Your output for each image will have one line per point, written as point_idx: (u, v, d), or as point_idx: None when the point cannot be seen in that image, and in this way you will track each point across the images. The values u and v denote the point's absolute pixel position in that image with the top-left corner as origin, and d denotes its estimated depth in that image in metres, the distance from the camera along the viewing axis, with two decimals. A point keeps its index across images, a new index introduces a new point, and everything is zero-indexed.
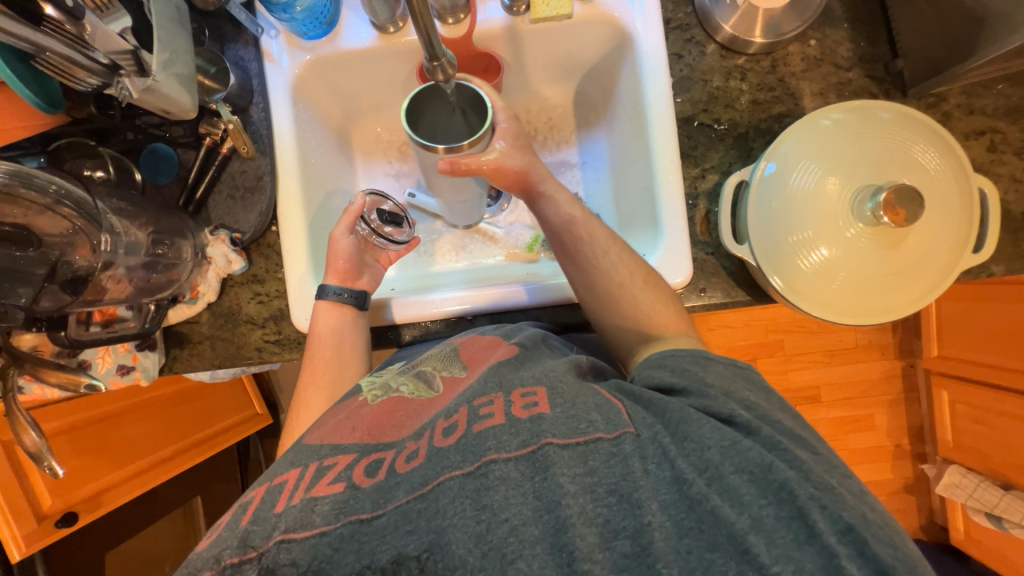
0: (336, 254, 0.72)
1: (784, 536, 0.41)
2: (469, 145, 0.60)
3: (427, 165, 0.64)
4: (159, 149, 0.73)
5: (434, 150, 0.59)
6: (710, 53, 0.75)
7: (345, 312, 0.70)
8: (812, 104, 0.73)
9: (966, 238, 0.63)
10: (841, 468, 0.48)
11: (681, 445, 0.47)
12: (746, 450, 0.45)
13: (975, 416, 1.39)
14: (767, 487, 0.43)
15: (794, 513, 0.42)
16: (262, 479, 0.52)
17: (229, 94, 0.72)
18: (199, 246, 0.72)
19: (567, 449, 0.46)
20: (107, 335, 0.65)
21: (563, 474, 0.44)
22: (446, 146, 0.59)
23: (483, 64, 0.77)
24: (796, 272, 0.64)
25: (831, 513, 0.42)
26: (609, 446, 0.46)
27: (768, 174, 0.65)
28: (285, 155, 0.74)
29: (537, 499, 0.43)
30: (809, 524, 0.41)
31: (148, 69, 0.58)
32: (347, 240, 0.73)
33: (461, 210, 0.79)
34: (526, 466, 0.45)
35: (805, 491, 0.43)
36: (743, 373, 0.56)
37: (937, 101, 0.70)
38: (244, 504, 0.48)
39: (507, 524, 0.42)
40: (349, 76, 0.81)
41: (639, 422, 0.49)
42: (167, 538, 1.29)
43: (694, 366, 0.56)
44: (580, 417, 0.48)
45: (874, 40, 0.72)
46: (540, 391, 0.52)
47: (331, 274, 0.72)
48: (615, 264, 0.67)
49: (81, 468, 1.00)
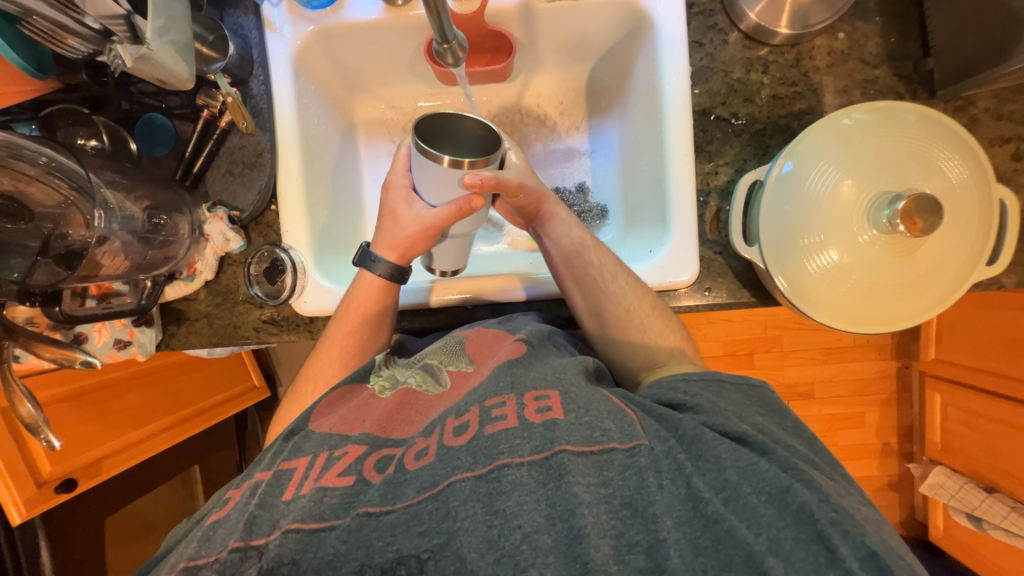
0: (399, 227, 0.60)
1: (803, 560, 0.41)
2: (472, 165, 0.49)
3: (430, 188, 0.54)
4: (155, 120, 0.71)
5: (437, 161, 0.49)
6: (732, 42, 0.71)
7: (386, 287, 0.65)
8: (834, 101, 0.70)
9: (979, 257, 0.61)
10: (850, 488, 0.48)
11: (698, 463, 0.47)
12: (763, 471, 0.45)
13: (964, 419, 1.41)
14: (786, 509, 0.43)
15: (813, 536, 0.42)
16: (266, 463, 0.54)
17: (228, 64, 0.69)
18: (195, 222, 0.70)
19: (581, 456, 0.46)
20: (103, 310, 0.64)
21: (578, 483, 0.44)
22: (451, 158, 0.49)
23: (495, 43, 0.74)
24: (804, 276, 0.62)
25: (852, 538, 0.42)
26: (623, 458, 0.46)
27: (784, 173, 0.63)
28: (286, 132, 0.72)
29: (550, 506, 0.44)
30: (830, 549, 0.41)
31: (142, 36, 0.55)
32: (417, 227, 0.59)
33: (445, 250, 0.65)
34: (539, 473, 0.45)
35: (826, 515, 0.42)
36: (751, 396, 0.56)
37: (965, 105, 0.68)
38: (251, 489, 0.51)
39: (520, 531, 0.42)
40: (353, 48, 0.77)
41: (653, 434, 0.48)
42: (169, 502, 1.32)
43: (707, 392, 0.54)
44: (594, 426, 0.48)
45: (905, 36, 0.69)
46: (553, 395, 0.52)
47: (383, 243, 0.63)
48: (623, 290, 0.65)
49: (83, 436, 1.02)
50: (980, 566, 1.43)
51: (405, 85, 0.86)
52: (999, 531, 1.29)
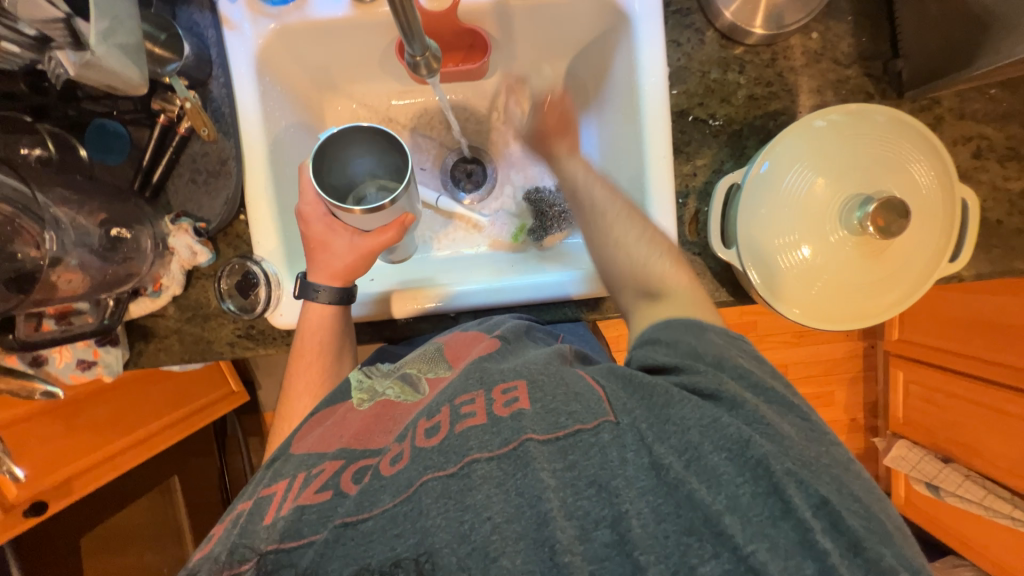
0: (335, 256, 0.64)
1: (759, 514, 0.40)
2: (391, 202, 0.58)
3: (354, 222, 0.62)
4: (107, 125, 0.66)
5: (352, 212, 0.57)
6: (709, 41, 0.71)
7: (336, 311, 0.66)
8: (808, 101, 0.71)
9: (941, 257, 0.64)
10: (814, 433, 0.46)
11: (661, 428, 0.44)
12: (724, 427, 0.43)
13: (925, 395, 1.49)
14: (745, 464, 0.41)
15: (770, 490, 0.40)
16: (247, 494, 0.52)
17: (185, 65, 0.65)
18: (159, 234, 0.67)
19: (547, 443, 0.44)
20: (62, 334, 0.60)
21: (544, 469, 0.43)
22: (361, 207, 0.57)
23: (469, 41, 0.72)
24: (778, 276, 0.64)
25: (806, 487, 0.41)
26: (589, 437, 0.44)
27: (762, 172, 0.64)
28: (250, 138, 0.68)
29: (519, 495, 0.42)
30: (785, 501, 0.40)
31: (85, 42, 0.50)
32: (355, 254, 0.64)
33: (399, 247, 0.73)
34: (507, 465, 0.44)
35: (782, 466, 0.41)
36: (729, 340, 0.52)
37: (931, 104, 0.70)
38: (233, 520, 0.50)
39: (490, 522, 0.41)
40: (319, 46, 0.73)
41: (621, 409, 0.46)
42: (151, 514, 1.28)
43: (686, 337, 0.52)
44: (560, 410, 0.46)
45: (877, 36, 0.70)
46: (521, 385, 0.50)
47: (321, 272, 0.64)
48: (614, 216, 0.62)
49: (49, 457, 0.96)
50: (936, 529, 1.55)
51: (377, 83, 0.82)
52: (953, 498, 1.39)
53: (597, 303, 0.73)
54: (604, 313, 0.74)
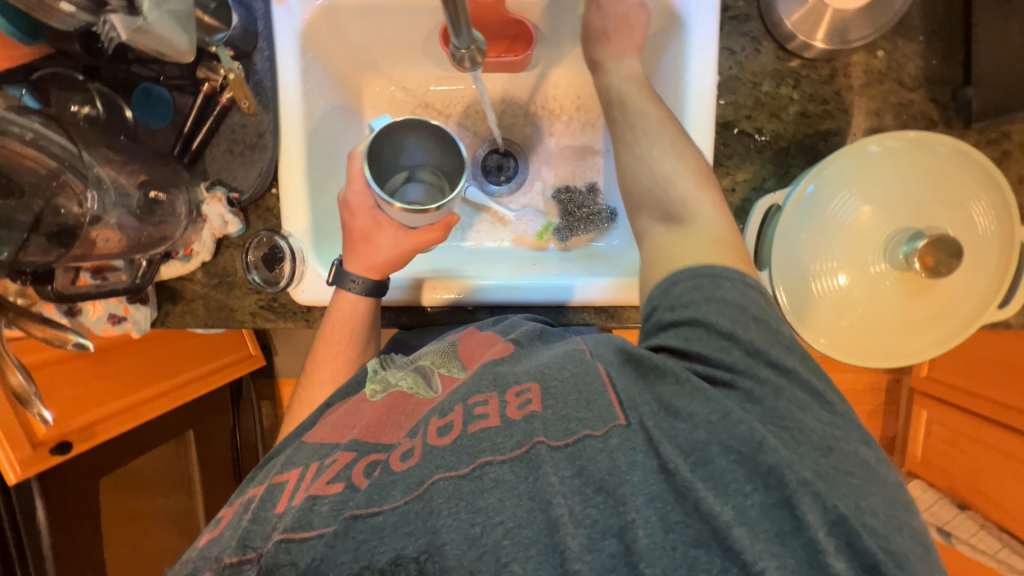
0: (375, 249, 0.64)
1: (767, 529, 0.40)
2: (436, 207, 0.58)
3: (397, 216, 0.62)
4: (152, 89, 0.68)
5: (393, 208, 0.58)
6: (765, 52, 0.68)
7: (367, 305, 0.67)
8: (864, 123, 0.67)
9: (985, 305, 0.60)
10: (841, 432, 0.44)
11: (670, 424, 0.44)
12: (736, 424, 0.42)
13: (948, 438, 1.42)
14: (754, 471, 0.41)
15: (780, 502, 0.40)
16: (259, 479, 0.55)
17: (231, 36, 0.66)
18: (193, 201, 0.69)
19: (557, 449, 0.44)
20: (97, 289, 0.62)
21: (553, 473, 0.43)
22: (402, 204, 0.57)
23: (514, 31, 0.70)
24: (810, 304, 0.61)
25: (824, 502, 0.40)
26: (596, 442, 0.44)
27: (807, 194, 0.61)
28: (289, 115, 0.69)
29: (532, 499, 0.42)
30: (796, 517, 0.39)
31: (139, 6, 0.52)
32: (397, 250, 0.64)
33: None
34: (519, 468, 0.44)
35: (797, 477, 0.40)
36: (747, 298, 0.47)
37: (999, 138, 0.65)
38: (245, 504, 0.52)
39: (502, 527, 0.41)
40: (364, 27, 0.73)
41: (631, 408, 0.45)
42: (165, 464, 1.34)
43: (698, 295, 0.48)
44: (572, 416, 0.46)
45: (948, 59, 0.65)
46: (533, 387, 0.49)
47: (358, 264, 0.65)
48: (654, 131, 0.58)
49: (76, 400, 1.03)
50: None
51: (418, 67, 0.81)
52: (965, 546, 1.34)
53: (616, 311, 0.72)
54: (622, 322, 0.72)
